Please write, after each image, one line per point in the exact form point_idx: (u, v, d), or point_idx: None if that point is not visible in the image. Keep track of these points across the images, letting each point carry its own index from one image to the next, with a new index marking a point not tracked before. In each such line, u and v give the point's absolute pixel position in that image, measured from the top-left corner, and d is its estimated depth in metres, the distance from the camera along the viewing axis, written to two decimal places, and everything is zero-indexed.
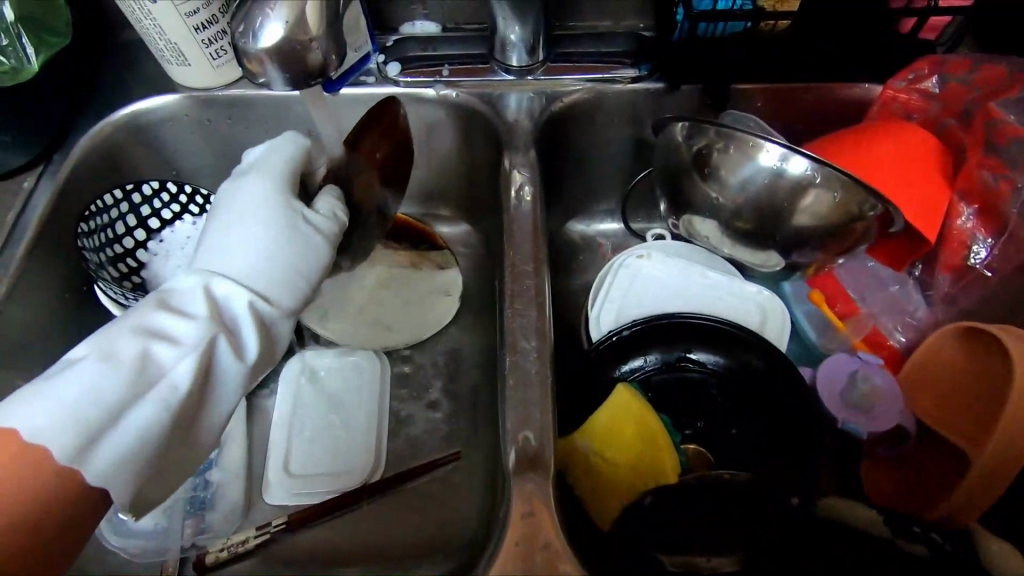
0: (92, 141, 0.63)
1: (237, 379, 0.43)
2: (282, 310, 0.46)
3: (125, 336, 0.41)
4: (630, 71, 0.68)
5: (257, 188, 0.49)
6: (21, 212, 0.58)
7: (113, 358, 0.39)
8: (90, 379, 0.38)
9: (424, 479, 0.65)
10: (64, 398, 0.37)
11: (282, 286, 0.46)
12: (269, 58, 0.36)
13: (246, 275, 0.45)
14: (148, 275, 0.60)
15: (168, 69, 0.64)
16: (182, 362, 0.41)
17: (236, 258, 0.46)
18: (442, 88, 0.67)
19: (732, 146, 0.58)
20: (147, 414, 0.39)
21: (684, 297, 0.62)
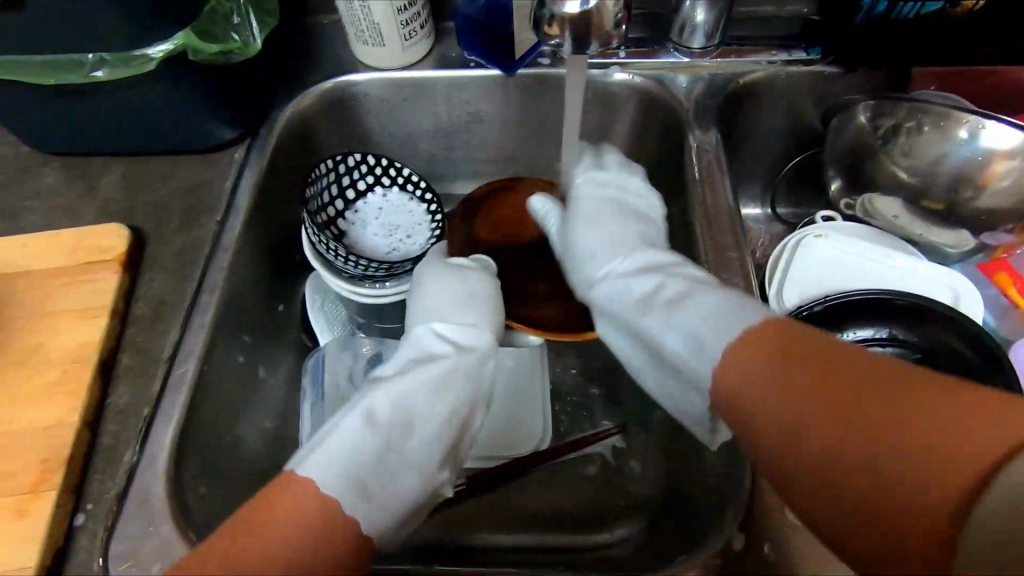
0: (290, 117, 0.67)
1: (435, 395, 0.48)
2: (461, 331, 0.52)
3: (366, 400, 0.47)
4: (800, 54, 0.68)
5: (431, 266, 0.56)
6: (234, 180, 0.63)
7: (359, 416, 0.46)
8: (347, 436, 0.44)
9: (600, 447, 0.65)
10: (333, 451, 0.44)
11: (460, 309, 0.53)
12: (568, 23, 0.41)
13: (434, 312, 0.53)
14: (347, 242, 0.64)
15: (359, 50, 0.68)
16: (387, 394, 0.47)
17: (428, 307, 0.54)
18: (618, 70, 0.68)
19: (925, 125, 0.60)
20: (368, 439, 0.45)
21: (867, 277, 0.62)
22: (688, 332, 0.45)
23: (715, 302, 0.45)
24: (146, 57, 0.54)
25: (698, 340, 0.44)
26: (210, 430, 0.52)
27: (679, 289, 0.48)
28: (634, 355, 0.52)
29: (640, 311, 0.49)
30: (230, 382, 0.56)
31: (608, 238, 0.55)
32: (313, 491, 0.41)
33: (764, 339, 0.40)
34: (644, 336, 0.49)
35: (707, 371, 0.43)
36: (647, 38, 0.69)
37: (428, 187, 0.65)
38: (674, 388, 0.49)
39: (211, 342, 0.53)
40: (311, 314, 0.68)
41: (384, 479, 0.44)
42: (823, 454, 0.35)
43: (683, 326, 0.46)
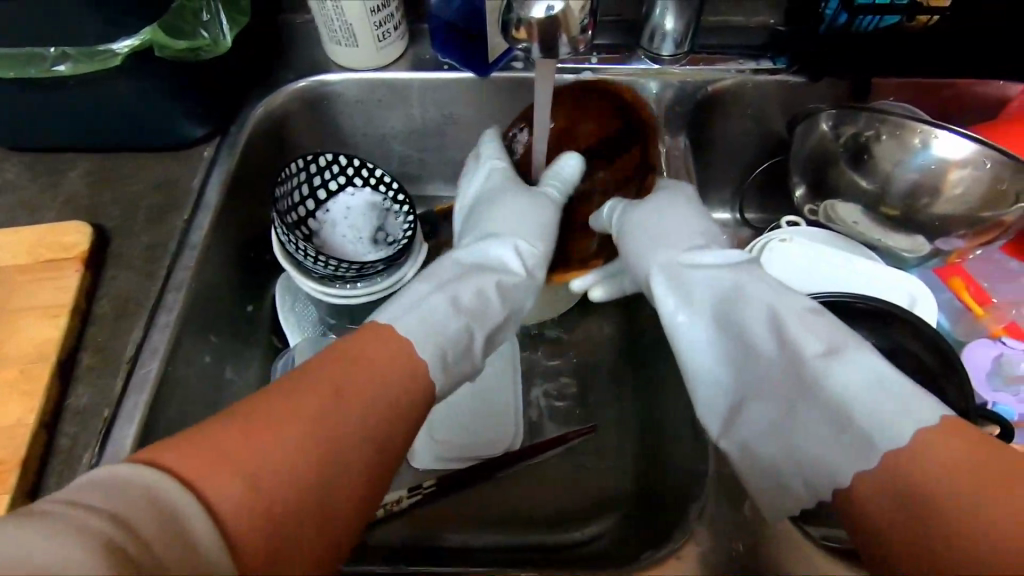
0: (261, 115, 0.67)
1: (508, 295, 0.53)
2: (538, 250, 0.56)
3: (451, 287, 0.50)
4: (767, 63, 0.70)
5: (501, 185, 0.61)
6: (203, 178, 0.62)
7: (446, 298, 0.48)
8: (428, 309, 0.47)
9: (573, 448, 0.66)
10: (422, 319, 0.46)
11: (540, 230, 0.57)
12: (536, 27, 0.42)
13: (514, 225, 0.57)
14: (317, 242, 0.63)
15: (332, 50, 0.68)
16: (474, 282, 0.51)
17: (502, 219, 0.57)
18: (591, 76, 0.69)
19: (883, 133, 0.62)
20: (454, 322, 0.47)
21: (829, 279, 0.63)
22: (853, 388, 0.41)
23: (865, 377, 0.41)
24: (110, 53, 0.53)
25: (873, 434, 0.38)
26: (174, 432, 0.51)
27: (842, 349, 0.43)
28: (768, 409, 0.46)
29: (808, 344, 0.44)
30: (196, 383, 0.55)
31: (686, 245, 0.54)
32: (404, 347, 0.43)
33: (922, 439, 0.37)
34: (806, 380, 0.43)
35: (853, 441, 0.39)
36: (620, 44, 0.71)
37: (401, 188, 0.65)
38: (809, 451, 0.43)
39: (177, 341, 0.53)
40: (282, 316, 0.67)
41: (456, 350, 0.47)
42: (887, 489, 0.37)
43: (849, 376, 0.41)
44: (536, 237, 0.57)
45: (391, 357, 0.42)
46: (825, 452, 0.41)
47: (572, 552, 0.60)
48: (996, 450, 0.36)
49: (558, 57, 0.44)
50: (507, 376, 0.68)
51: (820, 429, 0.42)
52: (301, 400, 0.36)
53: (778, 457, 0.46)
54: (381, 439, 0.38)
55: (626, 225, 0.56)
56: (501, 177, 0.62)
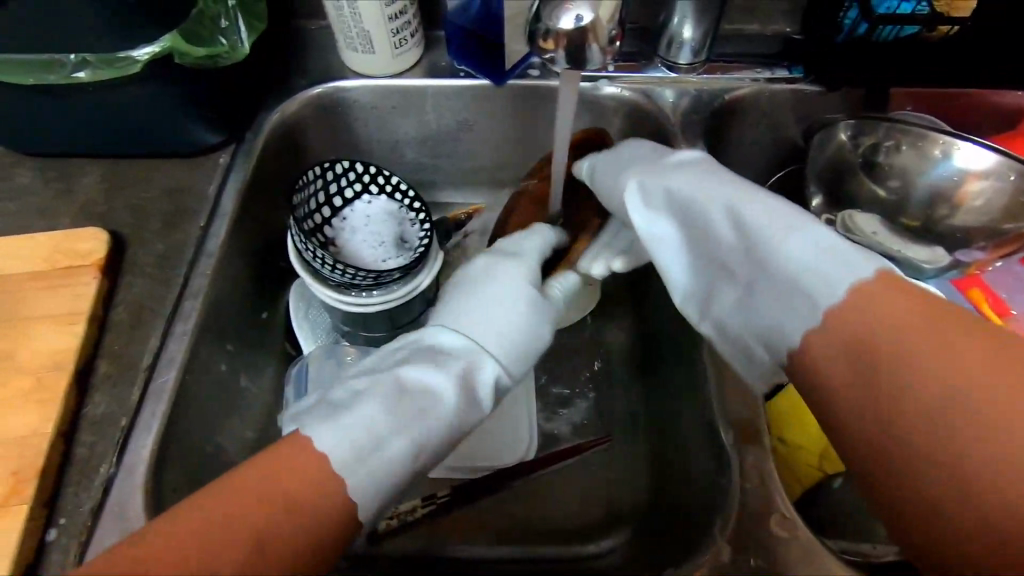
0: (277, 122, 0.66)
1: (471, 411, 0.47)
2: (518, 360, 0.51)
3: (403, 404, 0.44)
4: (784, 71, 0.69)
5: (520, 265, 0.54)
6: (219, 185, 0.62)
7: (393, 417, 0.43)
8: (374, 428, 0.42)
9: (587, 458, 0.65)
10: (358, 433, 0.42)
11: (525, 333, 0.51)
12: (563, 38, 0.42)
13: (510, 325, 0.50)
14: (333, 249, 0.63)
15: (348, 56, 0.67)
16: (433, 398, 0.45)
17: (485, 320, 0.50)
18: (607, 84, 0.69)
19: (903, 144, 0.62)
20: (402, 443, 0.43)
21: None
22: (802, 254, 0.45)
23: (819, 244, 0.45)
24: (130, 60, 0.53)
25: (820, 290, 0.43)
26: (189, 441, 0.51)
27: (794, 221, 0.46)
28: (731, 288, 0.51)
29: (760, 220, 0.47)
30: (212, 391, 0.55)
31: (663, 163, 0.54)
32: (304, 466, 0.40)
33: (866, 290, 0.41)
34: (756, 248, 0.47)
35: (803, 293, 0.44)
36: (636, 52, 0.70)
37: (417, 196, 0.64)
38: (766, 318, 0.48)
39: (193, 350, 0.52)
40: (296, 322, 0.67)
41: (405, 477, 0.43)
42: (835, 339, 0.41)
43: (797, 244, 0.45)
44: (502, 342, 0.50)
45: (295, 471, 0.39)
46: (778, 317, 0.46)
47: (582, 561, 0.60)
48: (966, 319, 0.39)
49: (584, 67, 0.44)
50: (519, 384, 0.68)
51: (781, 298, 0.46)
52: (190, 517, 0.37)
53: (742, 326, 0.50)
54: (271, 554, 0.37)
55: (601, 167, 0.59)
56: (532, 239, 0.58)
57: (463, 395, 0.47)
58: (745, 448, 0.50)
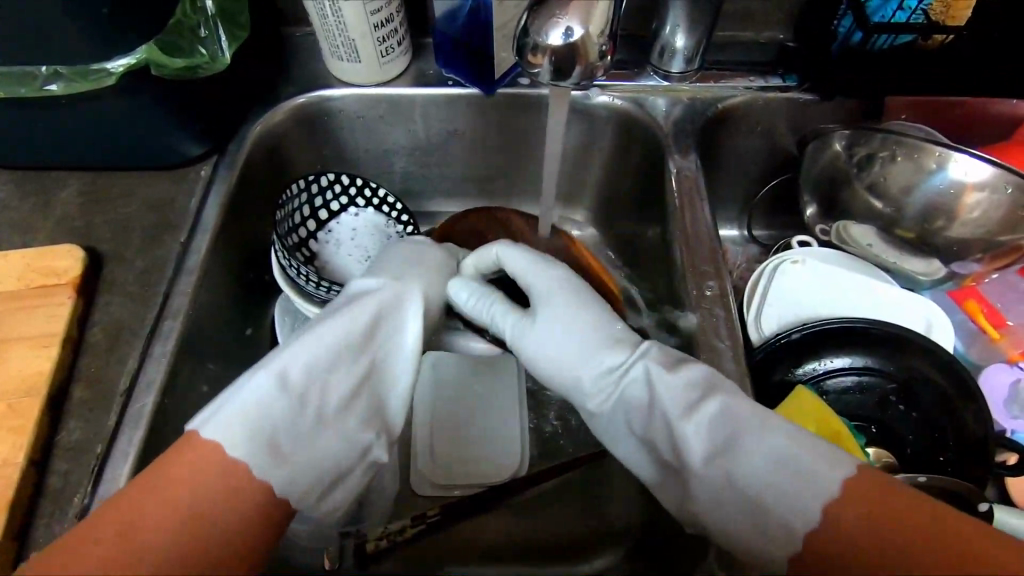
0: (260, 133, 0.65)
1: (351, 366, 0.46)
2: (399, 310, 0.50)
3: (290, 361, 0.44)
4: (777, 80, 0.69)
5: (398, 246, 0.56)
6: (200, 198, 0.60)
7: (282, 380, 0.43)
8: (260, 394, 0.41)
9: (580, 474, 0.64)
10: (247, 407, 0.41)
11: (415, 278, 0.52)
12: (552, 52, 0.41)
13: (378, 277, 0.51)
14: (318, 264, 0.61)
15: (334, 64, 0.66)
16: (323, 352, 0.45)
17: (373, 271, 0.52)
18: (599, 92, 0.68)
19: (897, 155, 0.61)
20: (273, 400, 0.42)
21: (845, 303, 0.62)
22: (764, 479, 0.40)
23: (779, 447, 0.40)
24: (104, 72, 0.51)
25: (814, 486, 0.39)
26: None
27: (703, 402, 0.44)
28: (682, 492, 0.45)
29: (735, 417, 0.43)
30: (193, 414, 0.53)
31: (550, 327, 0.50)
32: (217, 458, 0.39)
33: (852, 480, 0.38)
34: (721, 456, 0.42)
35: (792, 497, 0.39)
36: (627, 60, 0.69)
37: (405, 209, 0.64)
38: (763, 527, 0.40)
39: (173, 372, 0.51)
40: (281, 338, 0.65)
41: (290, 434, 0.42)
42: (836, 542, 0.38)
43: (757, 446, 0.41)
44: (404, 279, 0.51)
45: (200, 453, 0.38)
46: (780, 515, 0.40)
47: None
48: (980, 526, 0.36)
49: (574, 83, 0.43)
50: (509, 400, 0.66)
51: (759, 503, 0.40)
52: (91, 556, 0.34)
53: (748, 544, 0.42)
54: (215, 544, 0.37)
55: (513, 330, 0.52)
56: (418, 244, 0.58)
57: (351, 343, 0.47)
58: None
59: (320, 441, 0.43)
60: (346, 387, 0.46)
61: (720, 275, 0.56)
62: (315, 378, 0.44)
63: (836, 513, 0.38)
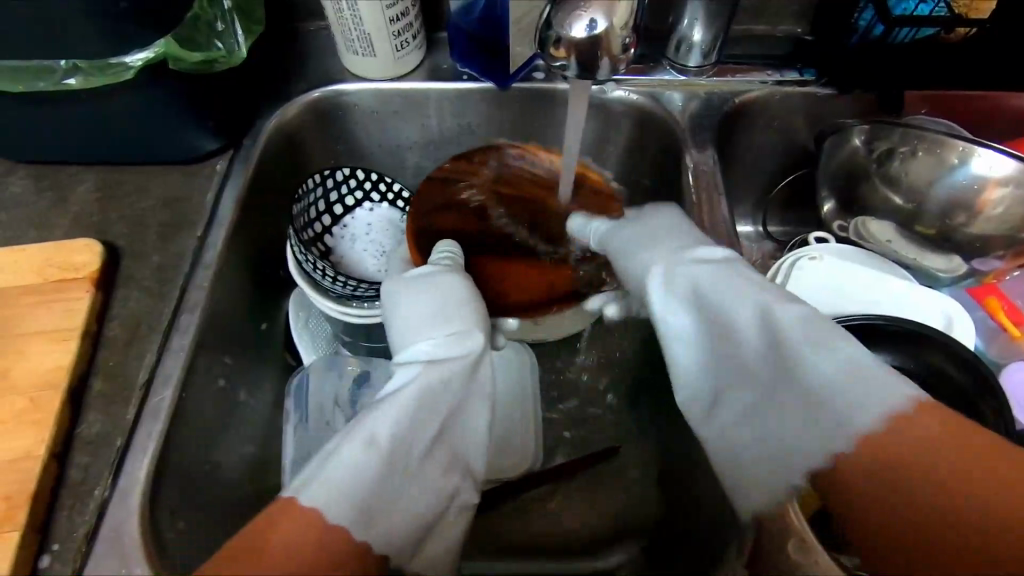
0: (275, 127, 0.65)
1: (430, 422, 0.45)
2: (470, 359, 0.47)
3: (374, 426, 0.43)
4: (794, 74, 0.68)
5: (430, 287, 0.50)
6: (217, 193, 0.60)
7: (370, 445, 0.42)
8: (350, 464, 0.40)
9: (594, 471, 0.64)
10: (338, 480, 0.40)
11: (464, 323, 0.49)
12: (575, 46, 0.40)
13: (428, 327, 0.48)
14: (333, 259, 0.61)
15: (349, 59, 0.66)
16: (402, 412, 0.44)
17: (415, 320, 0.49)
18: (614, 87, 0.67)
19: (919, 149, 0.60)
20: (363, 465, 0.41)
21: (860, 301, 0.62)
22: (833, 381, 0.42)
23: (841, 369, 0.42)
24: (122, 66, 0.51)
25: (877, 407, 0.40)
26: (187, 461, 0.50)
27: (780, 330, 0.45)
28: (748, 392, 0.47)
29: (798, 346, 0.44)
30: (210, 408, 0.54)
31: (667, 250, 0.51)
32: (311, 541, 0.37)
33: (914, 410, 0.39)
34: (784, 365, 0.45)
35: (833, 406, 0.42)
36: (643, 54, 0.69)
37: (419, 204, 0.64)
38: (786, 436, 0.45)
39: (192, 365, 0.51)
40: (296, 333, 0.67)
41: (388, 495, 0.42)
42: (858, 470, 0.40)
43: (824, 363, 0.43)
44: (453, 328, 0.48)
45: (297, 527, 0.37)
46: (805, 438, 0.43)
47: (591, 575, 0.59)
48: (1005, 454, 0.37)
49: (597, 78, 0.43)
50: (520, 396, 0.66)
51: (817, 411, 0.43)
52: None
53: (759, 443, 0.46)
54: None
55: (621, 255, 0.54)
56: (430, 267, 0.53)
57: (428, 398, 0.45)
58: None
59: (405, 498, 0.43)
60: (429, 441, 0.45)
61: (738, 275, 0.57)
62: (391, 442, 0.42)
63: (868, 442, 0.40)
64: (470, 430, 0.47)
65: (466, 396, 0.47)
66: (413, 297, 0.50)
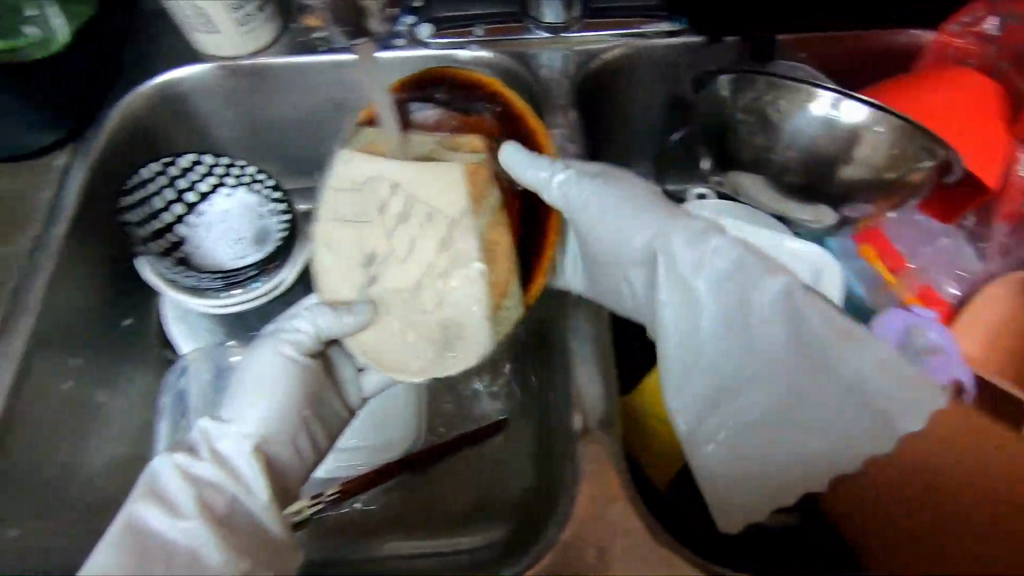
0: (122, 117, 0.62)
1: (196, 508, 0.46)
2: (266, 439, 0.50)
3: (143, 504, 0.46)
4: (664, 23, 0.64)
5: (261, 361, 0.52)
6: (58, 190, 0.58)
7: (146, 513, 0.45)
8: (111, 550, 0.43)
9: (465, 455, 0.63)
10: (114, 545, 0.43)
11: (276, 416, 0.51)
12: None
13: (236, 410, 0.51)
14: (186, 250, 0.59)
15: (194, 37, 0.62)
16: (179, 491, 0.46)
17: (231, 410, 0.51)
18: (477, 49, 0.64)
19: (781, 99, 0.56)
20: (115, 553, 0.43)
21: (741, 336, 0.50)
22: None
23: None
24: None
25: None
26: (20, 467, 0.49)
27: None
28: None
29: None
30: (53, 411, 0.52)
31: None
32: None
33: None
34: None
35: None
36: (507, 13, 0.66)
37: (275, 185, 0.61)
38: None
39: (25, 369, 0.50)
40: (171, 321, 0.65)
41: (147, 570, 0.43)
42: None
43: None
44: (257, 411, 0.50)
45: None
46: None
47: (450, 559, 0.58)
48: None
49: None
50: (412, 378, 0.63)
51: None
52: None
53: None
54: None
55: None
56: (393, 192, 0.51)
57: (213, 481, 0.47)
58: (591, 437, 0.45)
59: None
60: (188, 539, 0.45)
61: (596, 243, 0.54)
62: (167, 523, 0.45)
63: None
64: (252, 521, 0.47)
65: (245, 489, 0.48)
66: (241, 372, 0.53)
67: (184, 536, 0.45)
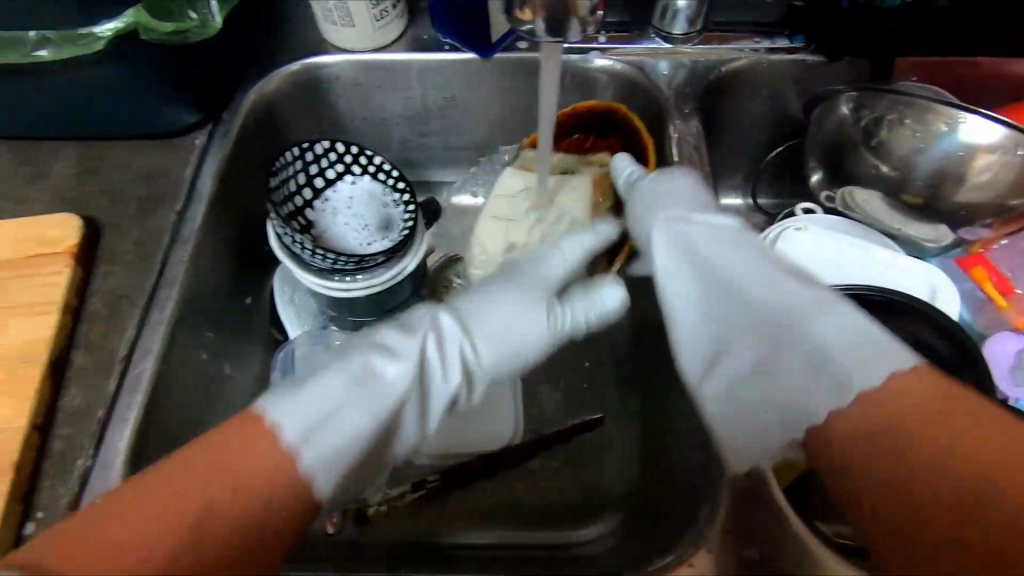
0: (255, 102, 0.64)
1: (356, 409, 0.42)
2: (480, 360, 0.49)
3: (381, 359, 0.46)
4: (784, 41, 0.66)
5: (512, 285, 0.52)
6: (196, 168, 0.60)
7: (379, 366, 0.45)
8: (338, 394, 0.42)
9: (557, 450, 0.63)
10: (330, 396, 0.42)
11: (501, 345, 0.49)
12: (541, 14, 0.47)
13: (483, 333, 0.49)
14: (315, 233, 0.61)
15: (329, 30, 0.65)
16: (399, 367, 0.46)
17: (482, 323, 0.49)
18: (599, 56, 0.66)
19: (907, 116, 0.58)
20: (340, 395, 0.42)
21: (757, 322, 0.48)
22: None
23: None
24: (93, 36, 0.52)
25: None
26: (169, 433, 0.50)
27: None
28: None
29: None
30: (192, 382, 0.54)
31: None
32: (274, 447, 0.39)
33: None
34: None
35: None
36: (627, 22, 0.67)
37: (400, 176, 0.62)
38: None
39: (172, 339, 0.51)
40: (281, 307, 0.66)
41: (345, 452, 0.41)
42: None
43: None
44: (500, 342, 0.49)
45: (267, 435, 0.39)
46: None
47: (538, 554, 0.58)
48: None
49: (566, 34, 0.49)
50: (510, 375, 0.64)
51: None
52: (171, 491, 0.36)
53: None
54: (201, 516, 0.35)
55: None
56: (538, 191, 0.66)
57: (427, 378, 0.47)
58: None
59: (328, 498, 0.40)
60: (359, 421, 0.42)
61: None
62: (387, 392, 0.44)
63: None
64: (397, 445, 0.46)
65: (436, 399, 0.48)
66: (480, 311, 0.50)
67: (367, 413, 0.43)
